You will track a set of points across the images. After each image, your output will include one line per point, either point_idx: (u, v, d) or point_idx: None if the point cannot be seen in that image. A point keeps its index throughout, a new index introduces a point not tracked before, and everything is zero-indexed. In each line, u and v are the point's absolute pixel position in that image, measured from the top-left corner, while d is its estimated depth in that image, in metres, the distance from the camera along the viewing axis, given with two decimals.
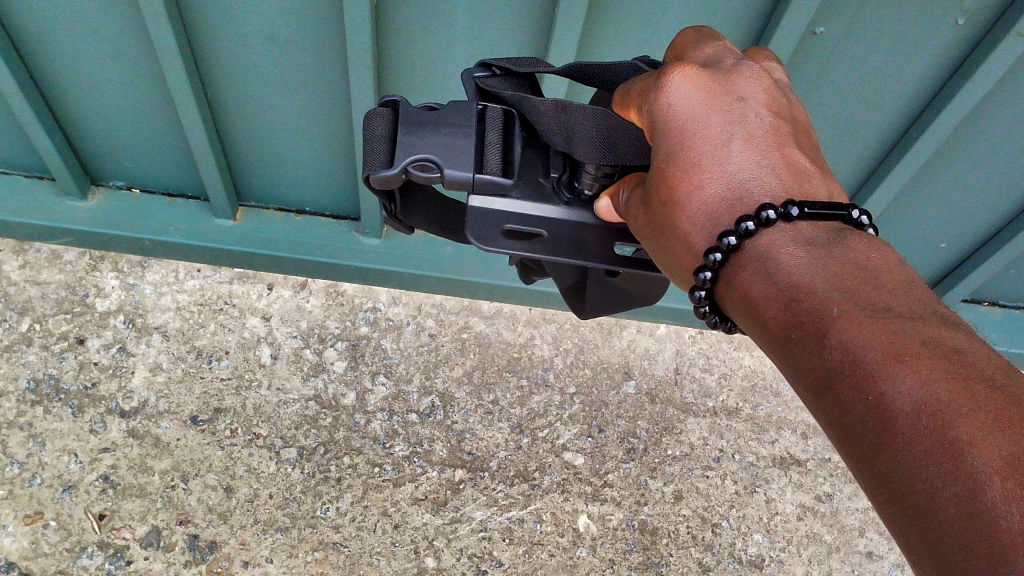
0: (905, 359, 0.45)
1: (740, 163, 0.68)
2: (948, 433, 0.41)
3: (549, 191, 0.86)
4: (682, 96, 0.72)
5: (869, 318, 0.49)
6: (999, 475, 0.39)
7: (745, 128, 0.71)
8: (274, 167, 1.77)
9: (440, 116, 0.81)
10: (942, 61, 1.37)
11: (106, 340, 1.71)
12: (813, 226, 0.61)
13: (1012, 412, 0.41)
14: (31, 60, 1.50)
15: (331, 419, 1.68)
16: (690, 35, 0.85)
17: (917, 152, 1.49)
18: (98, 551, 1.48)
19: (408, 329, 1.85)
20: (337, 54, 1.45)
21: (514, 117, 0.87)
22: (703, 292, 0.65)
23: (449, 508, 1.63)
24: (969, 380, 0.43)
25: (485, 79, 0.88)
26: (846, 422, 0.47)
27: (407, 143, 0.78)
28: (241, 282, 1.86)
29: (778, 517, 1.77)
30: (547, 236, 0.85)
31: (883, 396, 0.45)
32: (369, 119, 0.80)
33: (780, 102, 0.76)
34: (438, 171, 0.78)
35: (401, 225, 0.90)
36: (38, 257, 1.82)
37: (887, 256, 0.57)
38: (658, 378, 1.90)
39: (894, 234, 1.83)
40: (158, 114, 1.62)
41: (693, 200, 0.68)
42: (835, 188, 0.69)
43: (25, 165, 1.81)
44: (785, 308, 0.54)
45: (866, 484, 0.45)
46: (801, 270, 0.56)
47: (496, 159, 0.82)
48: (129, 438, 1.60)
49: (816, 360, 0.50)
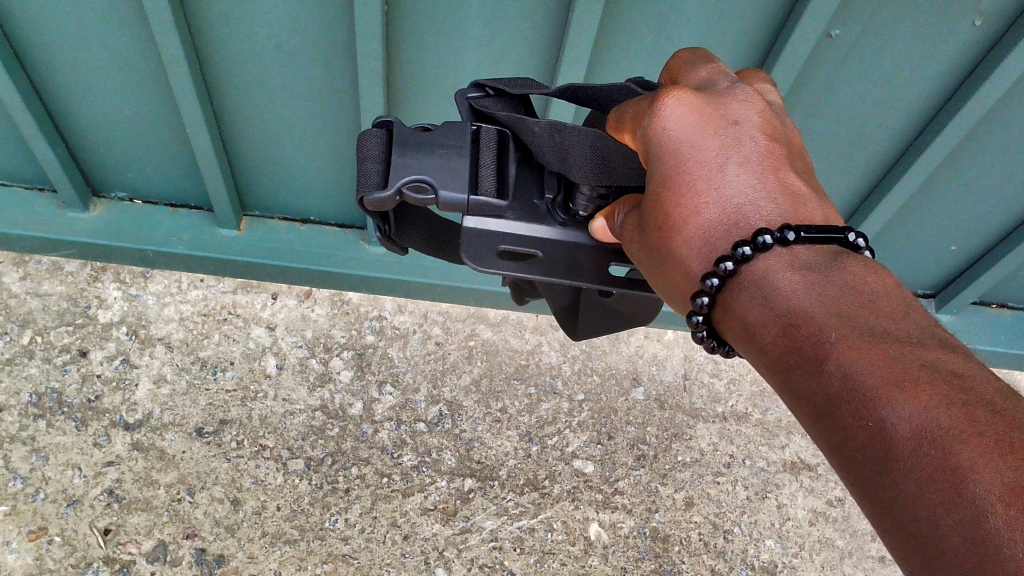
0: (905, 386, 0.48)
1: (736, 189, 0.70)
2: (950, 459, 0.44)
3: (544, 212, 0.86)
4: (675, 120, 0.72)
5: (867, 346, 0.52)
6: (1001, 502, 0.41)
7: (740, 152, 0.72)
8: (278, 178, 1.76)
9: (434, 137, 0.80)
10: (957, 64, 1.37)
11: (109, 352, 1.69)
12: (809, 251, 0.63)
13: (1012, 438, 0.43)
14: (33, 70, 1.48)
15: (338, 430, 1.66)
16: (685, 57, 0.86)
17: (930, 154, 1.48)
18: (103, 567, 1.46)
19: (415, 338, 1.83)
20: (347, 62, 1.44)
21: (508, 138, 0.85)
22: (701, 318, 0.66)
23: (459, 517, 1.61)
24: (968, 407, 0.46)
25: (479, 100, 0.86)
26: (847, 449, 0.49)
27: (403, 164, 0.77)
28: (245, 291, 1.84)
29: (790, 522, 1.76)
30: (542, 256, 0.84)
31: (883, 422, 0.47)
32: (363, 141, 0.79)
33: (773, 125, 0.77)
34: (433, 193, 0.77)
35: (396, 245, 0.88)
36: (38, 269, 1.79)
37: (884, 281, 0.60)
38: (667, 383, 1.89)
39: (903, 237, 1.82)
40: (162, 123, 1.61)
41: (689, 225, 0.70)
42: (831, 212, 0.71)
43: (25, 177, 1.79)
44: (785, 336, 0.57)
45: (867, 507, 0.48)
46: (800, 299, 0.59)
47: (492, 180, 0.81)
48: (134, 451, 1.58)
49: (815, 386, 0.53)
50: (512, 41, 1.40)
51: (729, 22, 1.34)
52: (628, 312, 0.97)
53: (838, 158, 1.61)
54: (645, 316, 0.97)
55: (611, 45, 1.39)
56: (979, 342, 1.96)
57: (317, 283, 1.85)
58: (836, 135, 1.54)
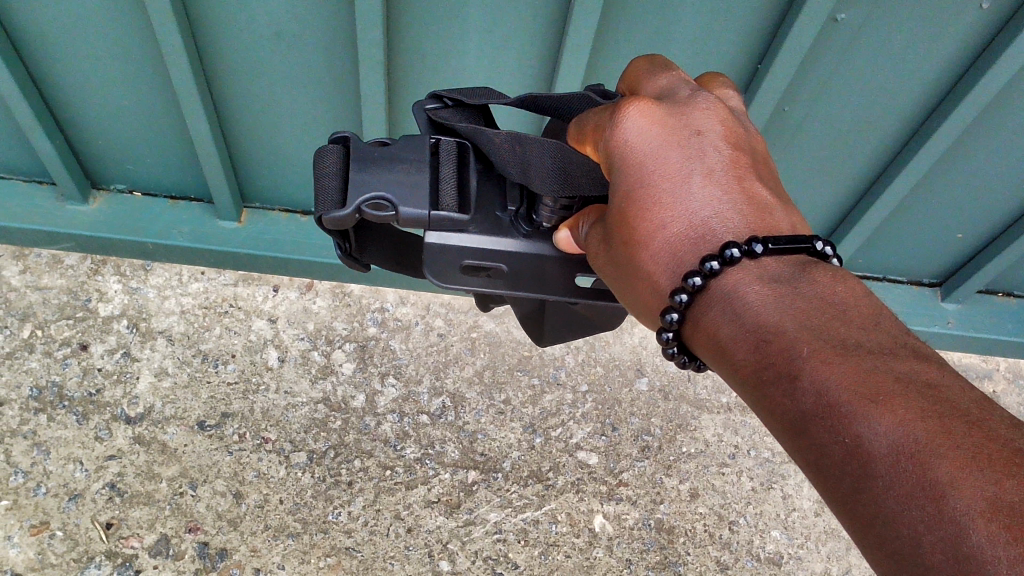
0: (879, 400, 0.48)
1: (702, 201, 0.70)
2: (928, 474, 0.44)
3: (508, 223, 0.85)
4: (638, 132, 0.72)
5: (839, 359, 0.52)
6: (983, 517, 0.41)
7: (704, 163, 0.72)
8: (275, 170, 1.75)
9: (392, 151, 0.79)
10: (964, 49, 1.36)
11: (109, 345, 1.68)
12: (778, 262, 0.64)
13: (990, 449, 0.43)
14: (31, 62, 1.46)
15: (341, 422, 1.65)
16: (642, 64, 0.86)
17: (936, 140, 1.47)
18: (105, 561, 1.45)
19: (417, 329, 1.82)
20: (347, 52, 1.43)
21: (468, 149, 0.85)
22: (671, 333, 0.68)
23: (463, 509, 1.60)
24: (943, 419, 0.46)
25: (437, 111, 0.87)
26: (824, 465, 0.49)
27: (361, 181, 0.76)
28: (246, 284, 1.83)
29: (796, 513, 1.75)
30: (506, 269, 0.85)
31: (860, 438, 0.47)
32: (321, 157, 0.77)
33: (738, 130, 0.77)
34: (393, 210, 0.76)
35: (358, 263, 0.87)
36: (38, 262, 1.78)
37: (855, 290, 0.60)
38: (671, 374, 1.87)
39: (908, 226, 1.81)
40: (160, 114, 1.59)
41: (655, 239, 0.70)
42: (797, 220, 0.71)
43: (23, 170, 1.77)
44: (759, 350, 0.57)
45: (847, 524, 0.48)
46: (772, 312, 0.59)
47: (452, 196, 0.80)
48: (135, 444, 1.57)
49: (789, 402, 0.52)
50: (511, 32, 1.40)
51: (732, 10, 1.33)
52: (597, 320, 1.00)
53: (842, 146, 1.60)
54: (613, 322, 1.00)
55: (614, 31, 1.37)
56: (985, 332, 1.95)
57: (319, 275, 1.84)
58: (842, 122, 1.53)
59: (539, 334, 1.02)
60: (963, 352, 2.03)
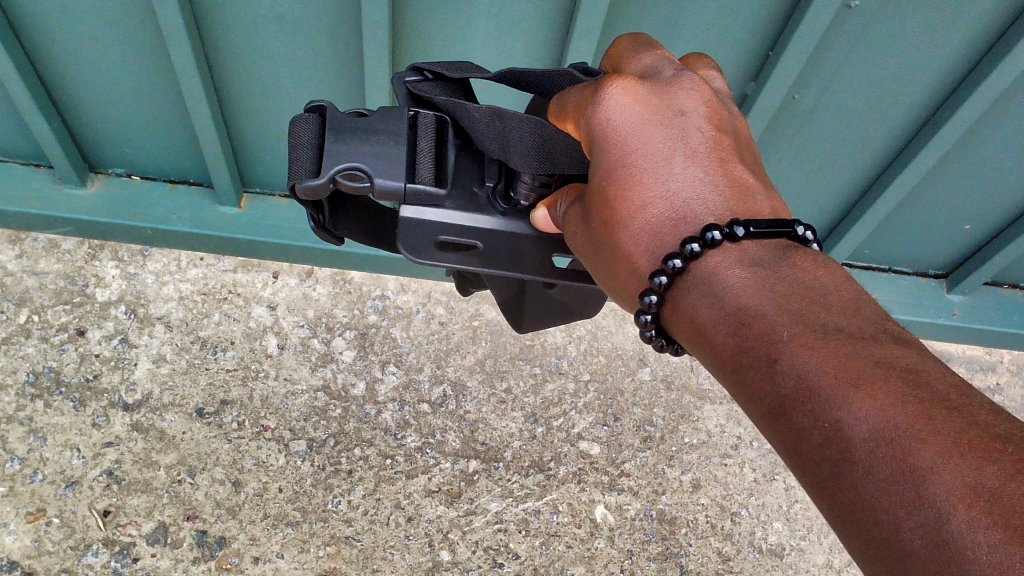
0: (859, 385, 0.47)
1: (683, 182, 0.68)
2: (909, 459, 0.43)
3: (485, 201, 0.84)
4: (620, 109, 0.71)
5: (819, 343, 0.51)
6: (963, 503, 0.40)
7: (687, 143, 0.71)
8: (272, 155, 1.73)
9: (369, 121, 0.78)
10: (978, 39, 1.34)
11: (107, 331, 1.66)
12: (758, 245, 0.63)
13: (971, 434, 0.43)
14: (28, 42, 1.44)
15: (341, 410, 1.64)
16: (627, 43, 0.84)
17: (947, 131, 1.46)
18: (103, 548, 1.44)
19: (418, 317, 1.80)
20: (350, 36, 1.41)
21: (447, 124, 0.85)
22: (649, 316, 0.66)
23: (464, 499, 1.59)
24: (924, 403, 0.45)
25: (417, 84, 0.84)
26: (803, 450, 0.49)
27: (337, 151, 0.75)
28: (245, 270, 1.81)
29: (798, 504, 1.75)
30: (482, 247, 0.83)
31: (840, 423, 0.47)
32: (295, 126, 0.76)
33: (721, 113, 0.75)
34: (368, 180, 0.76)
35: (332, 234, 0.85)
36: (34, 247, 1.75)
37: (836, 275, 0.59)
38: (673, 364, 1.86)
39: (914, 217, 1.79)
40: (158, 97, 1.57)
41: (636, 220, 0.68)
42: (779, 204, 0.70)
43: (20, 152, 1.75)
44: (737, 334, 0.56)
45: (825, 510, 0.47)
46: (752, 295, 0.58)
47: (429, 168, 0.80)
48: (133, 431, 1.55)
49: (768, 387, 0.52)
50: (517, 16, 1.37)
51: None
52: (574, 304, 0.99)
53: (850, 136, 1.58)
54: (589, 309, 0.99)
55: (622, 17, 1.35)
56: (989, 324, 1.95)
57: (319, 262, 1.82)
58: (851, 112, 1.52)
59: (518, 320, 1.01)
60: (965, 344, 2.02)
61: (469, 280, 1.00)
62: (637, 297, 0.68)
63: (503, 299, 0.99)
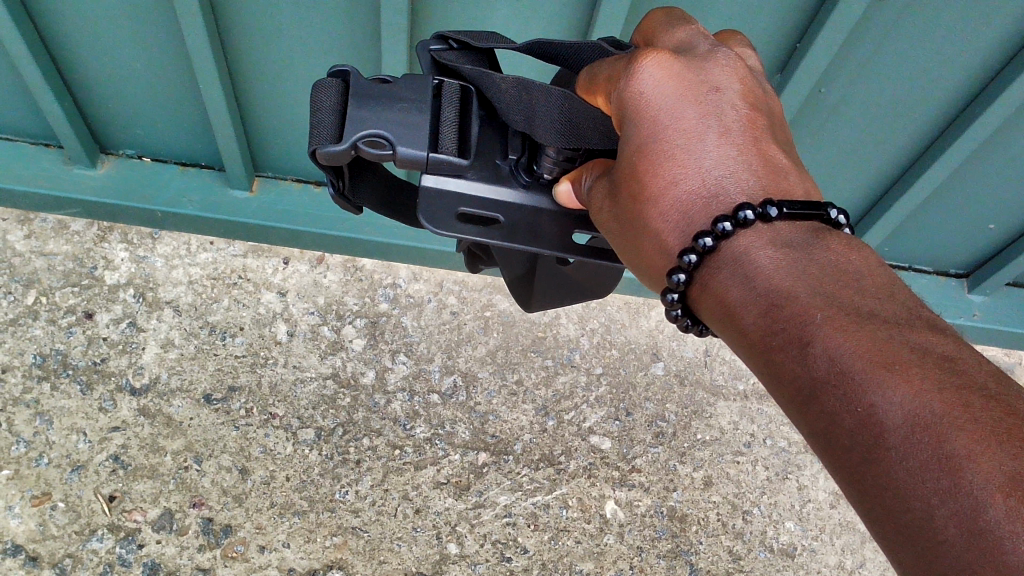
0: (894, 369, 0.45)
1: (716, 159, 0.66)
2: (945, 447, 0.41)
3: (507, 173, 0.82)
4: (653, 83, 0.68)
5: (853, 325, 0.48)
6: (1001, 493, 0.38)
7: (721, 121, 0.68)
8: (286, 138, 1.70)
9: (393, 89, 0.76)
10: (1012, 36, 1.31)
11: (116, 315, 1.64)
12: (791, 227, 0.60)
13: (1008, 424, 0.41)
14: (40, 19, 1.41)
15: (350, 399, 1.62)
16: (659, 16, 0.81)
17: (976, 130, 1.42)
18: (108, 534, 1.43)
19: (429, 306, 1.77)
20: (368, 19, 1.38)
21: (472, 94, 0.82)
22: (677, 295, 0.64)
23: (473, 492, 1.57)
24: (961, 390, 0.43)
25: (441, 52, 0.82)
26: (833, 436, 0.46)
27: (359, 117, 0.72)
28: (256, 256, 1.78)
29: (811, 504, 1.72)
30: (503, 221, 0.81)
31: (873, 408, 0.44)
32: (317, 91, 0.73)
33: (756, 91, 0.73)
34: (390, 148, 0.73)
35: (350, 204, 0.83)
36: (43, 227, 1.73)
37: (868, 258, 0.56)
38: (687, 359, 1.83)
39: (939, 215, 1.76)
40: (170, 76, 1.54)
41: (666, 196, 0.66)
42: (812, 186, 0.67)
43: (30, 131, 1.73)
44: (766, 316, 0.54)
45: (854, 497, 0.45)
46: (782, 275, 0.55)
47: (452, 137, 0.77)
48: (140, 416, 1.54)
49: (798, 369, 0.49)
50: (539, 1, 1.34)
51: None
52: (589, 283, 0.97)
53: (875, 131, 1.55)
54: (605, 288, 0.97)
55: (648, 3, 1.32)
56: (1009, 325, 1.92)
57: (331, 248, 1.79)
58: (878, 107, 1.48)
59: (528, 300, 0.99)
60: (984, 343, 1.99)
61: (480, 257, 0.98)
62: (665, 276, 0.66)
63: (516, 279, 0.97)
